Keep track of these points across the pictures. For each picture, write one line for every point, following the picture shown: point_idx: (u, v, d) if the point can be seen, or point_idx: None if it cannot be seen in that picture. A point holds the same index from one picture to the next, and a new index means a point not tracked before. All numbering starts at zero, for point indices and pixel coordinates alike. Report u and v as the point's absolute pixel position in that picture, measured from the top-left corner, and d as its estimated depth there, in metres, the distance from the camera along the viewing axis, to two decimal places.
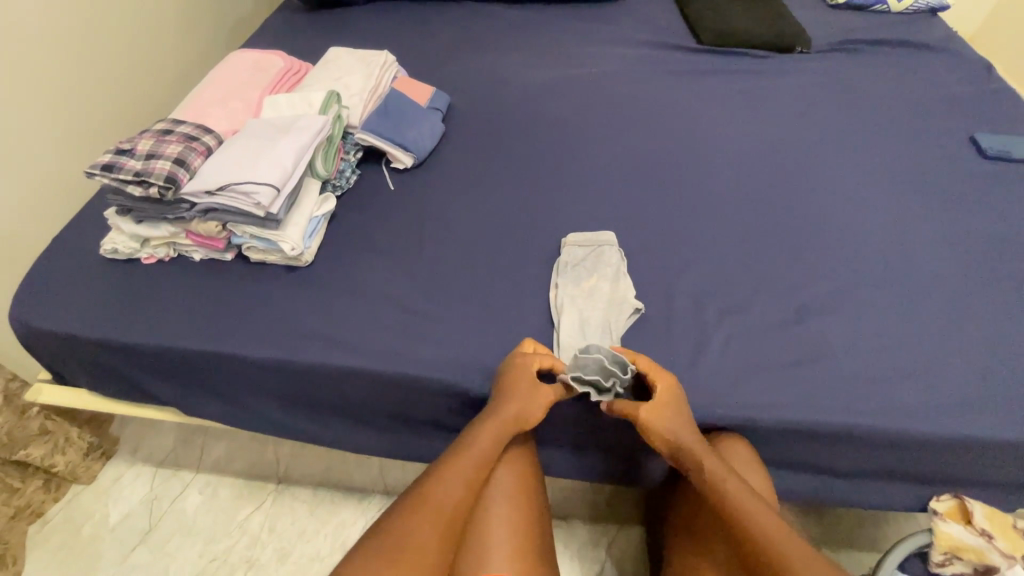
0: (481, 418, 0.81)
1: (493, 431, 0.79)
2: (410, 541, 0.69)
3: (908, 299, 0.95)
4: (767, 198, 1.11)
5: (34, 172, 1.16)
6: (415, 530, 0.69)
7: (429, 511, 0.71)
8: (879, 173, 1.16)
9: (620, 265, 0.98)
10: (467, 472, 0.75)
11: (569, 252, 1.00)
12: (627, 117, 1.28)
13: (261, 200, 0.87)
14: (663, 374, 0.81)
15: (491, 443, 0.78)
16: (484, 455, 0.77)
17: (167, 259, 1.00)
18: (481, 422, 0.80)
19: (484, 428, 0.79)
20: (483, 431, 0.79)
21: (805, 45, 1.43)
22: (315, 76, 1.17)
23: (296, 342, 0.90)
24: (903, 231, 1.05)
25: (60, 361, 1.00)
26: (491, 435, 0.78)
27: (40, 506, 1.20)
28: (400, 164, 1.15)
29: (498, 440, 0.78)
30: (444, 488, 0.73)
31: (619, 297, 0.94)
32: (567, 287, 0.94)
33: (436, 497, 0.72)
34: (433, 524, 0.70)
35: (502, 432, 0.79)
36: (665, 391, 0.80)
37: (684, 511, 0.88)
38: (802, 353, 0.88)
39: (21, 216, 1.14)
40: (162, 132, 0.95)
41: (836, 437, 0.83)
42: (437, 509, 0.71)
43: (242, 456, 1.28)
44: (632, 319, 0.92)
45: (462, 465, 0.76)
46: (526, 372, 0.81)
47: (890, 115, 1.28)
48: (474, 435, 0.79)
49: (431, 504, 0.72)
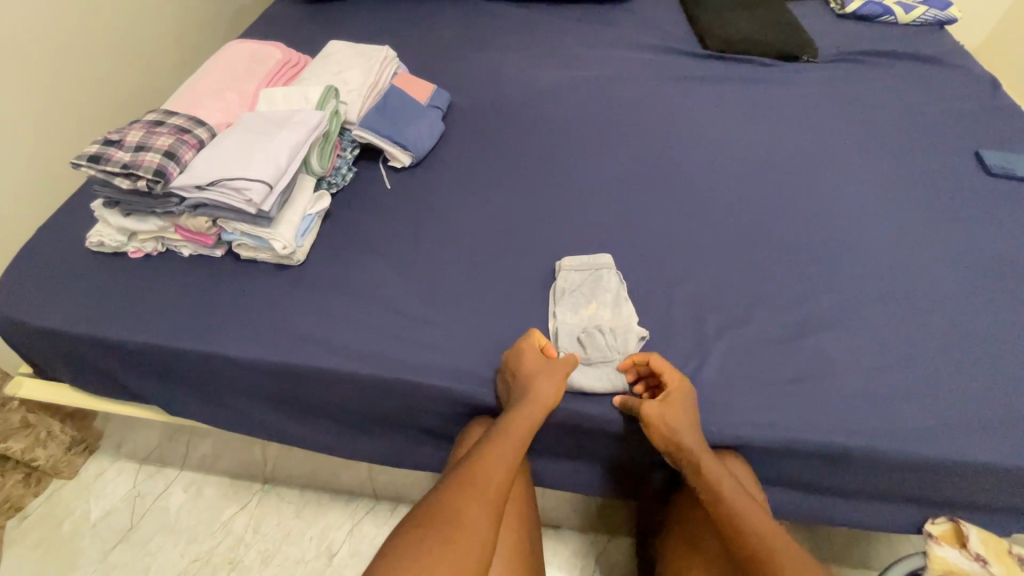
0: (510, 404, 0.79)
1: (529, 413, 0.77)
2: (463, 525, 0.66)
3: (907, 316, 0.94)
4: (769, 209, 1.10)
5: (21, 160, 1.13)
6: (466, 513, 0.67)
7: (476, 495, 0.69)
8: (883, 187, 1.14)
9: (620, 289, 0.93)
10: (508, 459, 0.73)
11: (566, 276, 0.95)
12: (629, 121, 1.26)
13: (253, 197, 0.84)
14: (674, 374, 0.80)
15: (525, 431, 0.76)
16: (521, 443, 0.75)
17: (155, 254, 0.98)
18: (512, 408, 0.78)
19: (517, 413, 0.77)
20: (517, 416, 0.76)
21: (812, 54, 1.42)
22: (314, 70, 1.15)
23: (284, 344, 0.88)
24: (906, 247, 1.04)
25: (41, 355, 0.97)
26: (527, 422, 0.76)
27: (19, 501, 1.18)
28: (398, 163, 1.13)
29: (532, 428, 0.77)
30: (487, 474, 0.71)
31: (621, 325, 0.89)
32: (566, 317, 0.91)
33: (480, 482, 0.70)
34: (482, 508, 0.68)
35: (536, 420, 0.77)
36: (676, 390, 0.79)
37: (680, 514, 0.87)
38: (800, 369, 0.87)
39: (6, 205, 1.12)
40: (154, 123, 0.92)
41: (832, 457, 0.81)
42: (484, 493, 0.69)
43: (228, 454, 1.26)
44: (636, 347, 0.88)
45: (501, 452, 0.74)
46: (535, 354, 0.82)
47: (894, 129, 1.27)
48: (506, 419, 0.77)
49: (476, 488, 0.69)
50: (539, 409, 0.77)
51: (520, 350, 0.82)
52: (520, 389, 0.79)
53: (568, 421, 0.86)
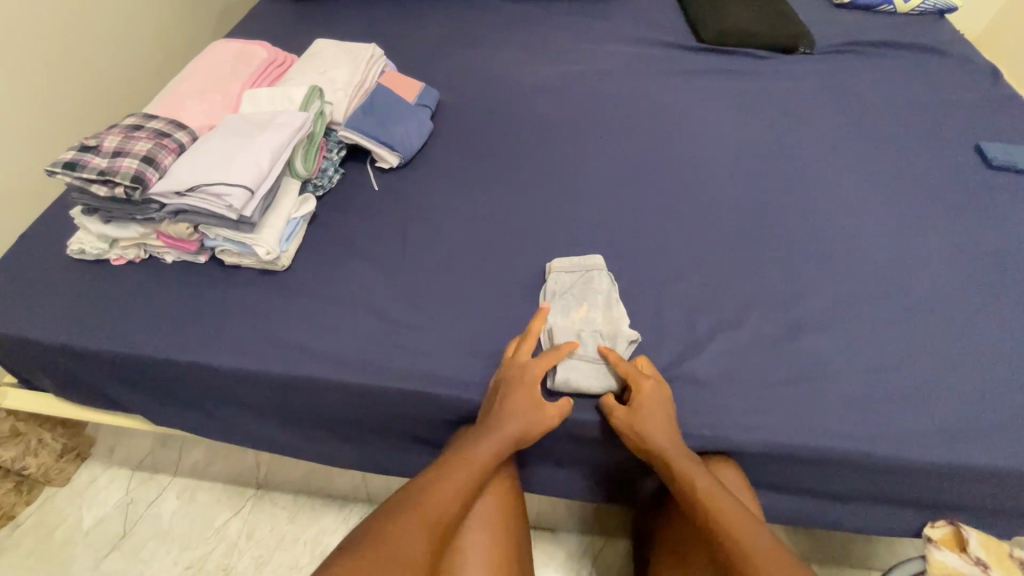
0: (479, 428, 0.78)
1: (496, 444, 0.75)
2: (398, 548, 0.64)
3: (906, 315, 0.92)
4: (764, 206, 1.08)
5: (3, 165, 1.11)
6: (405, 534, 0.65)
7: (422, 518, 0.67)
8: (881, 182, 1.12)
9: (611, 291, 0.92)
10: (463, 484, 0.72)
11: (556, 279, 0.93)
12: (622, 117, 1.24)
13: (233, 203, 0.82)
14: (643, 379, 0.78)
15: (488, 457, 0.75)
16: (480, 470, 0.74)
17: (138, 260, 0.96)
18: (481, 432, 0.77)
19: (485, 437, 0.76)
20: (483, 440, 0.75)
21: (809, 46, 1.39)
22: (299, 70, 1.13)
23: (269, 352, 0.86)
24: (904, 244, 1.02)
25: (25, 364, 0.96)
26: (491, 446, 0.75)
27: (11, 509, 1.17)
28: (385, 164, 1.11)
29: (495, 455, 0.75)
30: (437, 498, 0.70)
31: (613, 328, 0.87)
32: (555, 319, 0.89)
33: (428, 505, 0.69)
34: (423, 532, 0.66)
35: (501, 448, 0.75)
36: (644, 396, 0.77)
37: (673, 522, 0.85)
38: (796, 372, 0.85)
39: None
40: (132, 127, 0.91)
41: (829, 461, 0.79)
42: (429, 519, 0.67)
43: (221, 459, 1.24)
44: (628, 351, 0.85)
45: (457, 476, 0.72)
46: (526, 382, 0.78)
47: (892, 122, 1.24)
48: (472, 443, 0.76)
49: (423, 511, 0.68)
50: (506, 435, 0.75)
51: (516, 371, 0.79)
52: (490, 412, 0.78)
53: (558, 427, 0.85)
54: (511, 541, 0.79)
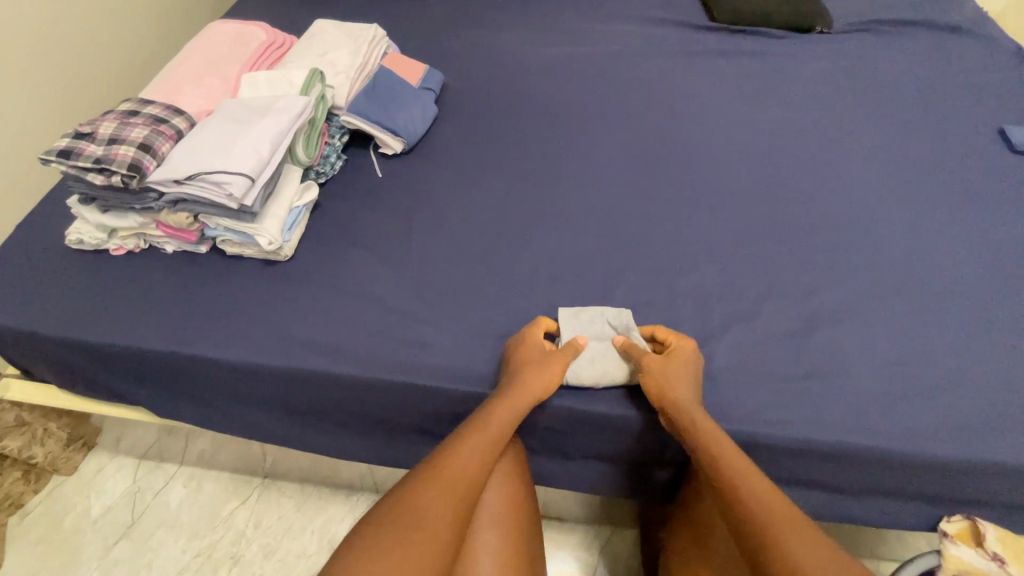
0: (496, 395, 0.76)
1: (511, 408, 0.74)
2: (426, 511, 0.63)
3: (927, 306, 0.89)
4: (780, 193, 1.04)
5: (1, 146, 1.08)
6: (429, 507, 0.63)
7: (445, 489, 0.65)
8: (901, 169, 1.09)
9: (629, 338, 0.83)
10: (484, 452, 0.70)
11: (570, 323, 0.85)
12: (632, 101, 1.20)
13: (233, 191, 0.80)
14: (681, 337, 0.82)
15: (506, 424, 0.73)
16: (501, 433, 0.73)
17: (138, 250, 0.95)
18: (497, 399, 0.75)
19: (501, 404, 0.74)
20: (500, 407, 0.74)
21: (826, 25, 1.34)
22: (299, 52, 1.09)
23: (274, 344, 0.85)
24: (925, 231, 0.99)
25: (27, 356, 0.95)
26: (510, 411, 0.74)
27: (19, 498, 1.16)
28: (389, 150, 1.08)
29: (514, 420, 0.74)
30: (460, 468, 0.68)
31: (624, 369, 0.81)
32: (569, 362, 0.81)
33: (449, 476, 0.66)
34: (447, 503, 0.64)
35: (517, 412, 0.74)
36: (682, 350, 0.79)
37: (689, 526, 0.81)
38: (812, 365, 0.83)
39: None
40: (128, 113, 0.88)
41: (845, 456, 0.78)
42: (453, 488, 0.65)
43: (227, 448, 1.24)
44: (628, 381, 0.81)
45: (477, 445, 0.70)
46: (533, 342, 0.81)
47: (912, 105, 1.20)
48: (489, 410, 0.74)
49: (446, 481, 0.66)
50: (523, 400, 0.75)
51: (523, 337, 0.82)
52: (508, 379, 0.77)
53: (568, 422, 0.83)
54: (522, 520, 0.78)
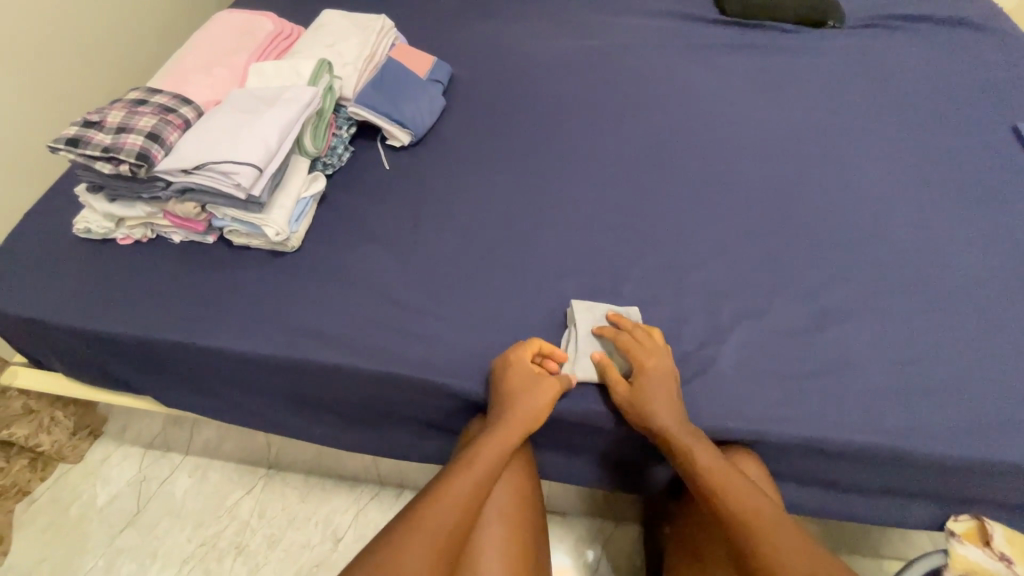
0: (488, 428, 0.75)
1: (495, 445, 0.73)
2: (405, 560, 0.62)
3: (937, 305, 0.89)
4: (789, 189, 1.04)
5: (9, 128, 1.08)
6: (410, 553, 0.62)
7: (425, 535, 0.64)
8: (912, 166, 1.07)
9: None
10: (471, 490, 0.69)
11: (584, 321, 0.84)
12: (640, 95, 1.19)
13: (241, 181, 0.80)
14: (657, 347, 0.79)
15: (494, 459, 0.72)
16: (487, 470, 0.71)
17: (145, 240, 0.95)
18: (489, 433, 0.74)
19: (492, 438, 0.73)
20: (491, 441, 0.73)
21: (839, 20, 1.32)
22: (307, 43, 1.08)
23: (281, 335, 0.85)
24: (936, 230, 0.98)
25: (34, 344, 0.95)
26: (501, 443, 0.73)
27: (26, 485, 1.17)
28: (396, 142, 1.08)
29: (504, 454, 0.73)
30: (443, 511, 0.66)
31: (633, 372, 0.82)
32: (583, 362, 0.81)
33: (433, 517, 0.65)
34: (430, 545, 0.63)
35: (508, 445, 0.73)
36: (658, 366, 0.77)
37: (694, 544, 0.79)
38: (820, 363, 0.83)
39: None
40: (135, 102, 0.88)
41: (853, 455, 0.77)
42: (434, 534, 0.64)
43: (232, 438, 1.25)
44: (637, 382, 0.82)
45: (462, 485, 0.69)
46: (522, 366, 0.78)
47: (924, 101, 1.19)
48: (480, 444, 0.73)
49: (431, 522, 0.65)
50: (512, 433, 0.74)
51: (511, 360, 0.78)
52: (500, 410, 0.75)
53: (574, 417, 0.83)
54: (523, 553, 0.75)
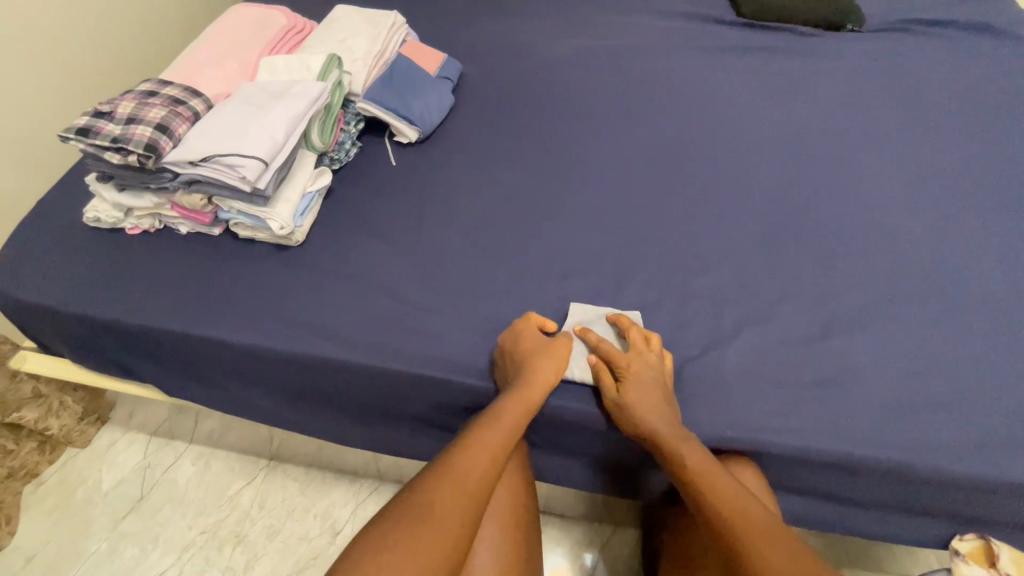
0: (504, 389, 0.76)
1: (518, 405, 0.73)
2: (435, 509, 0.62)
3: (950, 317, 0.86)
4: (800, 195, 1.02)
5: (25, 116, 1.11)
6: (439, 503, 0.63)
7: (453, 489, 0.64)
8: (929, 174, 1.05)
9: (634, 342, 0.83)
10: (496, 447, 0.70)
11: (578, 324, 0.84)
12: (652, 96, 1.18)
13: (246, 174, 0.80)
14: (649, 351, 0.78)
15: (516, 419, 0.73)
16: (510, 428, 0.72)
17: (153, 230, 0.96)
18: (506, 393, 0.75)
19: (511, 398, 0.74)
20: (511, 402, 0.73)
21: (858, 23, 1.29)
22: (318, 37, 1.09)
23: (283, 329, 0.85)
24: (951, 241, 0.95)
25: (44, 330, 0.96)
26: (521, 406, 0.73)
27: (34, 467, 1.20)
28: (404, 138, 1.08)
29: (524, 419, 0.73)
30: (469, 466, 0.67)
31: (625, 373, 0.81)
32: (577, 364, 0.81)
33: (463, 469, 0.66)
34: (457, 502, 0.63)
35: (528, 412, 0.74)
36: (649, 369, 0.76)
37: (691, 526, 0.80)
38: (826, 373, 0.81)
39: (11, 161, 1.10)
40: (146, 94, 0.88)
41: (856, 468, 0.76)
42: (462, 488, 0.65)
43: (236, 428, 1.26)
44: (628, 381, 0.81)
45: (487, 442, 0.70)
46: (533, 335, 0.80)
47: (943, 109, 1.16)
48: (499, 408, 0.73)
49: (454, 479, 0.65)
50: (532, 399, 0.74)
51: (520, 331, 0.80)
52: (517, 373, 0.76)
53: (572, 420, 0.82)
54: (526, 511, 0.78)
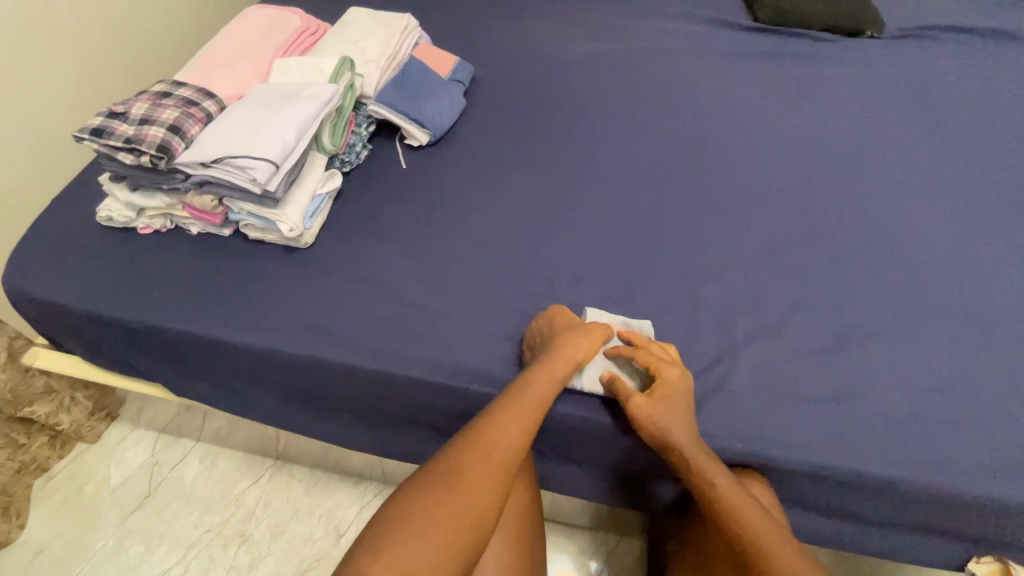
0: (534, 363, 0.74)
1: (547, 380, 0.72)
2: (464, 481, 0.63)
3: (969, 332, 0.84)
4: (815, 204, 1.00)
5: (42, 116, 1.12)
6: (468, 475, 0.63)
7: (481, 461, 0.65)
8: (949, 185, 1.03)
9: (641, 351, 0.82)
10: (524, 421, 0.69)
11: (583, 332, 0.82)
12: (665, 101, 1.16)
13: (257, 176, 0.80)
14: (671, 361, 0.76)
15: (545, 393, 0.72)
16: (540, 402, 0.71)
17: (164, 230, 0.96)
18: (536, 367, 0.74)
19: (540, 372, 0.73)
20: (541, 376, 0.72)
21: (878, 29, 1.27)
22: (331, 40, 1.09)
23: (290, 331, 0.85)
24: (971, 254, 0.93)
25: (56, 328, 0.97)
26: (550, 382, 0.72)
27: (45, 462, 1.21)
28: (415, 141, 1.07)
29: (552, 393, 0.73)
30: (497, 439, 0.67)
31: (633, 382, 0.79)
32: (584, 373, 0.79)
33: (492, 441, 0.66)
34: (486, 474, 0.64)
35: (555, 386, 0.73)
36: (671, 376, 0.74)
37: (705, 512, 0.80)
38: (840, 387, 0.79)
39: (27, 159, 1.11)
40: (160, 94, 0.89)
41: (870, 486, 0.74)
42: (491, 460, 0.65)
43: (243, 427, 1.26)
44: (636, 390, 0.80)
45: (517, 414, 0.69)
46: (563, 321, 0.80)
47: (964, 118, 1.13)
48: (528, 382, 0.72)
49: (484, 450, 0.65)
50: (560, 375, 0.73)
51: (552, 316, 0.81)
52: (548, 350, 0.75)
53: (579, 430, 0.81)
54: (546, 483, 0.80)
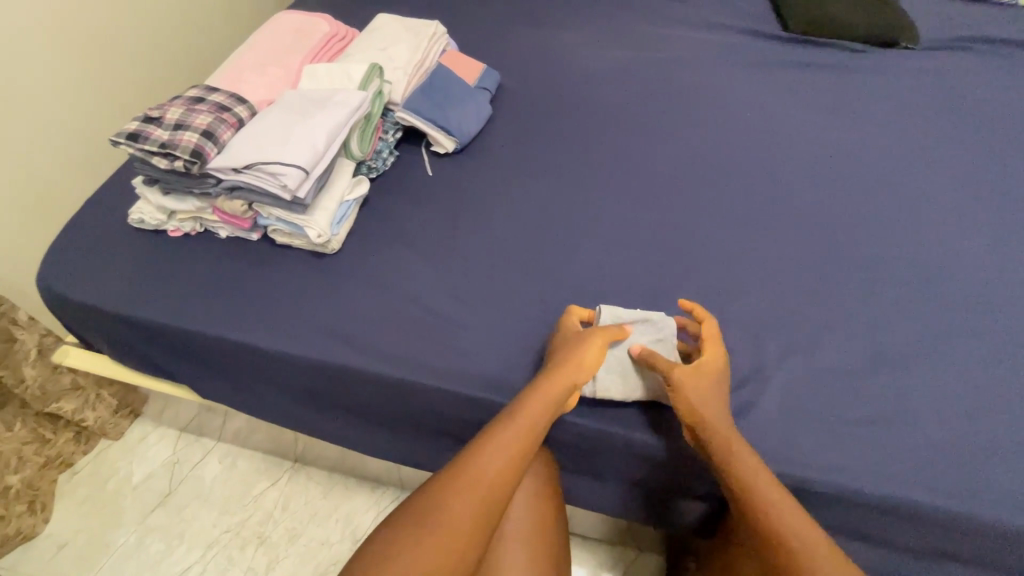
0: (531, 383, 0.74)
1: (542, 403, 0.72)
2: (452, 509, 0.65)
3: (1010, 356, 0.81)
4: (847, 219, 0.98)
5: (76, 119, 1.15)
6: (455, 504, 0.65)
7: (469, 489, 0.67)
8: (988, 202, 1.00)
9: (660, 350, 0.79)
10: (515, 447, 0.70)
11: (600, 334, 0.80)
12: (693, 112, 1.15)
13: (287, 182, 0.81)
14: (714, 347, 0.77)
15: (541, 416, 0.71)
16: (533, 425, 0.71)
17: (194, 233, 0.97)
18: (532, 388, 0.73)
19: (536, 393, 0.72)
20: (536, 398, 0.72)
21: (912, 41, 1.24)
22: (360, 46, 1.09)
23: (315, 338, 0.86)
24: (1012, 274, 0.90)
25: (86, 327, 0.99)
26: (544, 404, 0.72)
27: (69, 457, 1.23)
28: (441, 148, 1.08)
29: (550, 413, 0.72)
30: (486, 466, 0.68)
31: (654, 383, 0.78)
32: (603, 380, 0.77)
33: (480, 469, 0.68)
34: (472, 501, 0.66)
35: (551, 407, 0.72)
36: (711, 361, 0.76)
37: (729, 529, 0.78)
38: (874, 409, 0.77)
39: (62, 161, 1.14)
40: (194, 100, 0.90)
41: (905, 513, 0.72)
42: (479, 487, 0.67)
43: (263, 429, 1.27)
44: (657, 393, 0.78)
45: (507, 439, 0.70)
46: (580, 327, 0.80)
47: (1004, 133, 1.10)
48: (521, 403, 0.72)
49: (473, 477, 0.67)
50: (557, 395, 0.72)
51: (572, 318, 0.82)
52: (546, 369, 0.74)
53: (604, 444, 0.80)
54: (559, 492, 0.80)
